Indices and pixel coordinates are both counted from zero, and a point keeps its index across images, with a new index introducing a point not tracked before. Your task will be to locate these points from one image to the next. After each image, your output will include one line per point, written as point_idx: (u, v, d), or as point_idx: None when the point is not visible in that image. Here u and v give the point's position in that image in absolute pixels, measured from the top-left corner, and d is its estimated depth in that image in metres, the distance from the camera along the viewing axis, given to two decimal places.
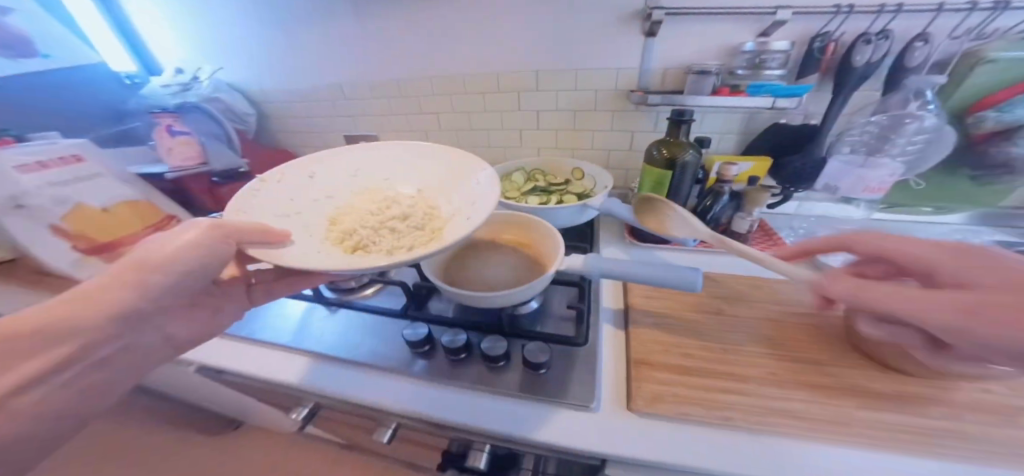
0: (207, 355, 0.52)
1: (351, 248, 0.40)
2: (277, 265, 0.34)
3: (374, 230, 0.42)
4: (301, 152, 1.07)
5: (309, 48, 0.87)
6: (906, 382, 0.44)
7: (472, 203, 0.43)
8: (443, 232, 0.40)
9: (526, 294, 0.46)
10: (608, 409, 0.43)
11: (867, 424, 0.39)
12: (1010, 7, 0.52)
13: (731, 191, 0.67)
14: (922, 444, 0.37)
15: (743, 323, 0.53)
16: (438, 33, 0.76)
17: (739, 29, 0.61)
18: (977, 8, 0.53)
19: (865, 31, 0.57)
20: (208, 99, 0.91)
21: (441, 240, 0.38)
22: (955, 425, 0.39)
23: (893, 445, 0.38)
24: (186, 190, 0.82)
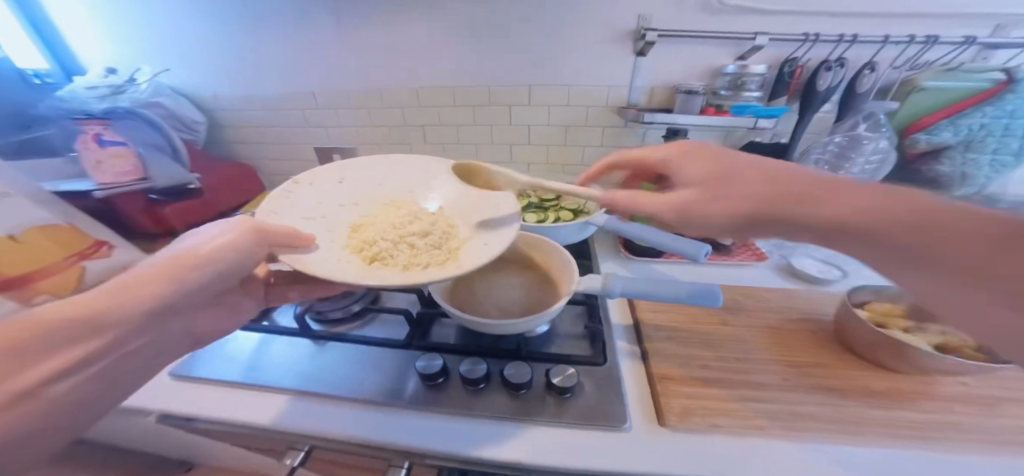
0: (167, 402, 0.43)
1: (372, 260, 0.37)
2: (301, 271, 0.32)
3: (394, 242, 0.38)
4: (262, 167, 0.97)
5: (281, 53, 0.80)
6: (897, 379, 0.48)
7: (499, 221, 0.39)
8: (462, 254, 0.37)
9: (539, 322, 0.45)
10: (641, 426, 0.42)
11: (878, 422, 0.42)
12: (938, 42, 0.62)
13: None
14: (925, 438, 0.40)
15: (748, 332, 0.55)
16: (427, 43, 0.74)
17: (720, 52, 0.66)
18: (913, 42, 0.62)
19: (826, 58, 0.64)
20: (146, 104, 0.78)
21: (457, 262, 0.35)
22: (946, 416, 0.43)
23: (907, 441, 0.40)
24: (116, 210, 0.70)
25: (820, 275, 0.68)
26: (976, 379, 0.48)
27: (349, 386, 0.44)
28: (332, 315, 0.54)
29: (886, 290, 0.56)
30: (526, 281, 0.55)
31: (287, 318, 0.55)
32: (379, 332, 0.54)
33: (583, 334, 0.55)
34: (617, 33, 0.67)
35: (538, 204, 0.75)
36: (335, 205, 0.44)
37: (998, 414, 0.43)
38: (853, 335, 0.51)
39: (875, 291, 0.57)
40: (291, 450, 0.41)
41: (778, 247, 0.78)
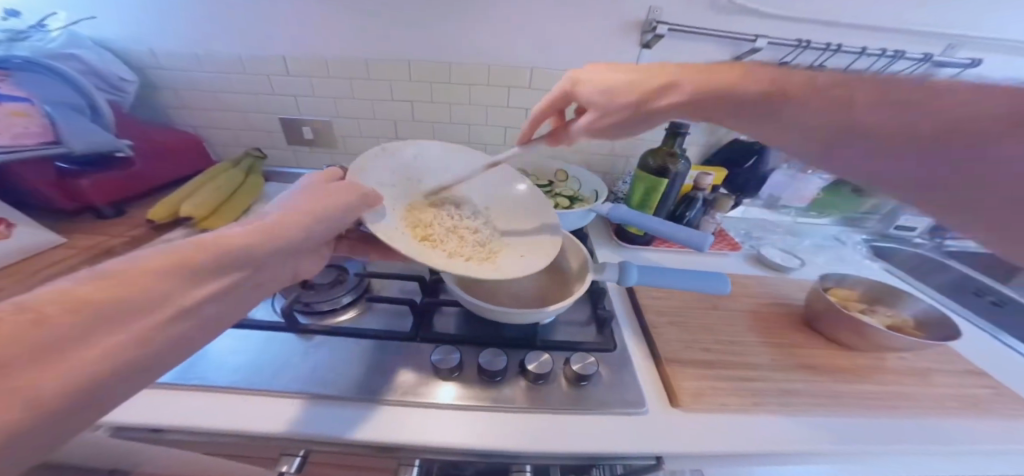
0: (112, 413, 0.35)
1: (425, 239, 0.43)
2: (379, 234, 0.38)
3: (447, 230, 0.46)
4: (212, 139, 0.84)
5: (247, 6, 0.69)
6: (860, 355, 0.53)
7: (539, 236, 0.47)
8: (500, 259, 0.44)
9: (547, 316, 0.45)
10: (656, 409, 0.42)
11: (850, 394, 0.46)
12: (903, 57, 0.70)
13: (704, 198, 0.73)
14: (882, 406, 0.45)
15: (737, 317, 0.57)
16: (424, 12, 0.68)
17: (719, 50, 0.70)
18: (883, 55, 0.69)
19: (811, 64, 0.71)
20: (55, 56, 0.63)
21: (496, 266, 0.42)
22: (899, 387, 0.49)
23: (873, 409, 0.45)
24: (15, 181, 0.56)
25: (784, 262, 0.73)
26: (915, 353, 0.55)
27: (349, 385, 0.39)
28: (322, 307, 0.48)
29: (847, 278, 0.61)
30: (537, 272, 0.57)
31: (264, 311, 0.48)
32: (374, 324, 0.48)
33: (590, 320, 0.54)
34: (626, 24, 0.68)
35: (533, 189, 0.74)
36: (399, 181, 0.48)
37: (934, 382, 0.50)
38: (819, 318, 0.56)
39: (838, 279, 0.61)
40: (284, 457, 0.36)
41: (749, 238, 0.85)
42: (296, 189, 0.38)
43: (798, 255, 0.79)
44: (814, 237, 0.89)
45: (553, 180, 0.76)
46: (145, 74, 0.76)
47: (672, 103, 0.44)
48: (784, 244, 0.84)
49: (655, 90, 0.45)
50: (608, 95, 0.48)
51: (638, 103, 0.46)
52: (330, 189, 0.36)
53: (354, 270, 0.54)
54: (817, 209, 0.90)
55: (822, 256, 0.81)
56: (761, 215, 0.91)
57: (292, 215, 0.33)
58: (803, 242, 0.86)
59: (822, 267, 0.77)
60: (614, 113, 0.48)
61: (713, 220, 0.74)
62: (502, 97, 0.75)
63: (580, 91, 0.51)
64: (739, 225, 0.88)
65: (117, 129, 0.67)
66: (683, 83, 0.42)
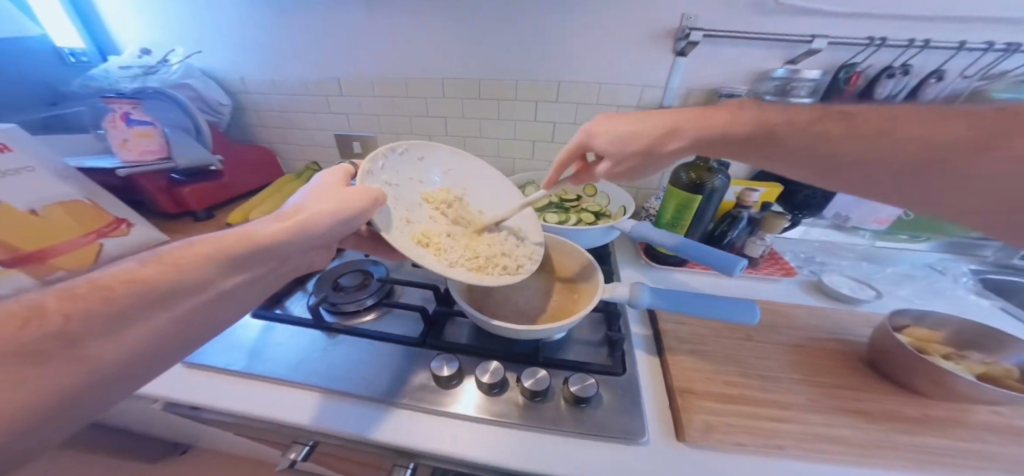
0: (171, 389, 0.42)
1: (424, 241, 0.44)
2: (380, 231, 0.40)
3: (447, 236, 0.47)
4: (283, 152, 0.97)
5: (312, 36, 0.79)
6: (934, 405, 0.44)
7: (533, 250, 0.51)
8: (491, 271, 0.46)
9: (545, 334, 0.45)
10: (658, 442, 0.39)
11: (910, 448, 0.38)
12: (1019, 51, 0.58)
13: (749, 216, 0.67)
14: (955, 469, 0.37)
15: (774, 349, 0.51)
16: (462, 35, 0.72)
17: (770, 55, 0.64)
18: (991, 50, 0.58)
19: (889, 64, 0.62)
20: (175, 85, 0.79)
21: (485, 277, 0.44)
22: (985, 448, 0.39)
23: (942, 472, 0.37)
24: (138, 188, 0.69)
25: (851, 293, 0.63)
26: (1020, 411, 0.44)
27: (358, 383, 0.43)
28: (348, 308, 0.54)
29: (929, 316, 0.50)
30: (543, 287, 0.56)
31: (300, 308, 0.55)
32: (390, 328, 0.52)
33: (602, 342, 0.52)
34: (658, 33, 0.65)
35: (559, 204, 0.74)
36: (406, 182, 0.49)
37: None
38: (886, 361, 0.47)
39: (917, 316, 0.51)
40: (295, 445, 0.41)
41: (809, 260, 0.75)
42: (315, 188, 0.41)
43: (871, 284, 0.67)
44: (898, 264, 0.75)
45: (581, 195, 0.76)
46: (237, 99, 0.91)
47: (680, 147, 0.45)
48: (853, 271, 0.72)
49: (663, 138, 0.46)
50: (620, 145, 0.48)
51: (648, 150, 0.47)
52: (354, 192, 0.38)
53: (378, 275, 0.60)
54: (906, 231, 0.78)
55: (906, 287, 0.68)
56: (827, 235, 0.81)
57: (316, 214, 0.36)
58: (882, 269, 0.73)
59: (904, 300, 0.64)
60: (626, 161, 0.49)
61: (761, 241, 0.67)
62: (530, 111, 0.77)
63: (595, 145, 0.50)
64: (797, 247, 0.79)
65: (214, 147, 0.82)
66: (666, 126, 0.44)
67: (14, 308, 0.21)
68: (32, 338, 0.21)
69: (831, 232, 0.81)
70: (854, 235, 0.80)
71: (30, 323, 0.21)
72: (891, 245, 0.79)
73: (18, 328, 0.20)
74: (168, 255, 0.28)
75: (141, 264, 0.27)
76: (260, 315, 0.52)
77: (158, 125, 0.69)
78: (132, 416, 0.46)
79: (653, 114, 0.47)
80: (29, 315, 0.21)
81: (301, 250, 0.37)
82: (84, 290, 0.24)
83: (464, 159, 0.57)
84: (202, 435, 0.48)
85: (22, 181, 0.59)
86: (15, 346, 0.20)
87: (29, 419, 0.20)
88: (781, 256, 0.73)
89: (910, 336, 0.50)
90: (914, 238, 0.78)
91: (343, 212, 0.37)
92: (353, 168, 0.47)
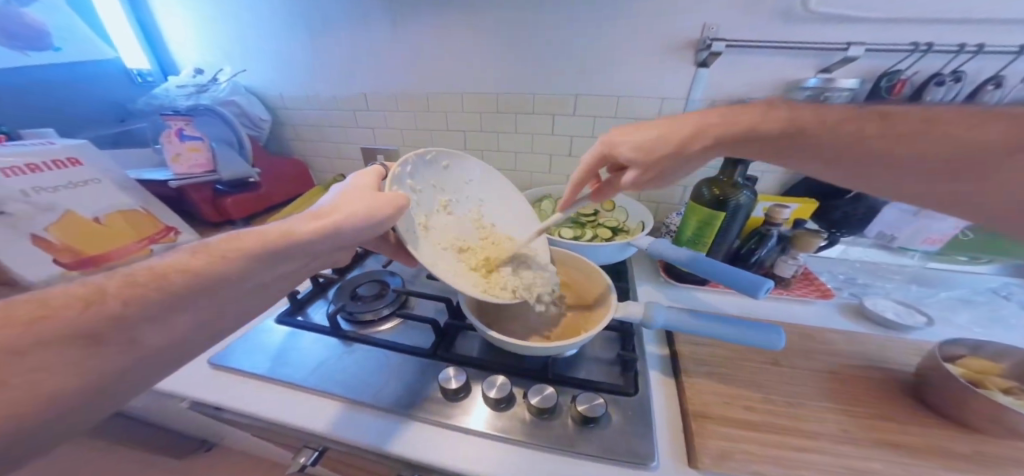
0: (200, 389, 0.45)
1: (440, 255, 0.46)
2: (399, 238, 0.41)
3: (462, 252, 0.48)
4: (314, 164, 1.03)
5: (340, 55, 0.84)
6: (999, 445, 0.39)
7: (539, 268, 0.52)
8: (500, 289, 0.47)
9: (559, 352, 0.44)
10: (669, 467, 0.37)
11: None
12: None
13: (779, 233, 0.63)
14: None
15: (807, 377, 0.47)
16: (481, 51, 0.74)
17: (800, 64, 0.61)
18: None
19: (938, 71, 0.57)
20: (223, 103, 0.87)
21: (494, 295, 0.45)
22: None
23: None
24: (186, 198, 0.75)
25: (898, 318, 0.57)
26: None
27: (368, 391, 0.44)
28: (365, 317, 0.56)
29: (987, 346, 0.45)
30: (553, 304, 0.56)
31: (320, 315, 0.58)
32: (403, 339, 0.54)
33: (615, 361, 0.51)
34: (677, 44, 0.64)
35: (576, 218, 0.74)
36: (428, 188, 0.49)
37: None
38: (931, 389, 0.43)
39: (974, 346, 0.45)
40: (306, 449, 0.42)
41: (848, 281, 0.70)
42: (345, 188, 0.42)
43: (922, 309, 0.61)
44: (956, 288, 0.67)
45: (598, 209, 0.75)
46: (275, 115, 0.98)
47: (709, 146, 0.42)
48: (901, 294, 0.66)
49: (691, 138, 0.43)
50: (649, 151, 0.44)
51: (676, 154, 0.44)
52: (381, 197, 0.39)
53: (394, 286, 0.62)
54: (965, 251, 0.70)
55: (965, 313, 0.61)
56: (869, 254, 0.75)
57: (348, 214, 0.37)
58: (936, 294, 0.66)
59: (962, 328, 0.58)
60: (655, 167, 0.45)
61: (793, 261, 0.63)
62: (547, 125, 0.78)
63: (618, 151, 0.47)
64: (834, 267, 0.74)
65: (254, 160, 0.87)
66: (685, 140, 0.42)
67: (80, 290, 0.24)
68: (90, 321, 0.23)
69: (874, 251, 0.75)
70: (902, 255, 0.74)
71: (91, 306, 0.23)
72: (945, 266, 0.72)
73: (82, 310, 0.23)
74: (214, 248, 0.30)
75: (190, 254, 0.29)
76: (284, 322, 0.55)
77: (207, 140, 0.77)
78: (168, 410, 0.50)
79: (673, 118, 0.44)
80: (91, 299, 0.24)
81: (323, 253, 0.38)
82: (141, 276, 0.26)
83: (491, 173, 0.57)
84: (226, 432, 0.51)
85: (88, 192, 0.66)
86: (75, 328, 0.22)
87: (78, 396, 0.22)
88: (816, 277, 0.68)
89: (966, 367, 0.44)
90: (974, 259, 0.71)
91: (373, 213, 0.38)
92: (385, 169, 0.48)
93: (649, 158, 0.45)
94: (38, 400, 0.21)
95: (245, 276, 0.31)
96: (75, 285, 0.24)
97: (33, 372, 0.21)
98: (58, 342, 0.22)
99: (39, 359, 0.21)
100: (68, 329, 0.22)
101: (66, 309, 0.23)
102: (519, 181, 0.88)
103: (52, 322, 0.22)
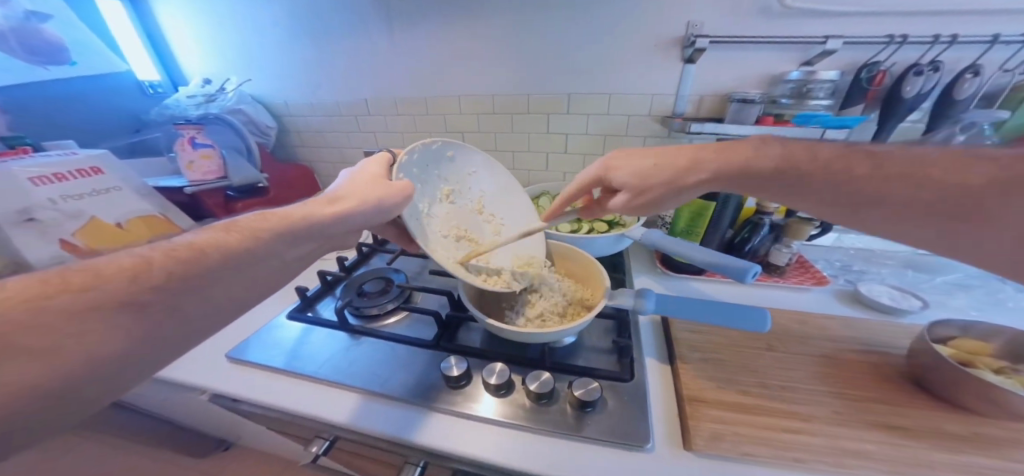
0: (215, 383, 0.48)
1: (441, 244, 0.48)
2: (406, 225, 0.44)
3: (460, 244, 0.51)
4: (318, 169, 1.06)
5: (342, 63, 0.87)
6: (982, 424, 0.40)
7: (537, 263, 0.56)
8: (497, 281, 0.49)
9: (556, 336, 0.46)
10: (661, 449, 0.40)
11: (947, 467, 0.36)
12: None
13: (771, 222, 0.65)
14: None
15: (797, 360, 0.49)
16: (477, 51, 0.76)
17: (786, 57, 0.63)
18: None
19: (916, 61, 0.59)
20: (231, 111, 0.90)
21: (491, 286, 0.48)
22: None
23: None
24: (200, 205, 0.78)
25: (893, 303, 0.58)
26: None
27: (376, 381, 0.47)
28: (369, 311, 0.59)
29: (977, 325, 0.46)
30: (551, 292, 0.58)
31: (328, 311, 0.61)
32: (408, 332, 0.56)
33: (611, 349, 0.53)
34: (665, 42, 0.66)
35: (573, 214, 0.76)
36: (432, 179, 0.52)
37: None
38: (927, 373, 0.44)
39: (963, 326, 0.47)
40: (319, 438, 0.45)
41: (843, 269, 0.71)
42: (350, 177, 0.45)
43: (917, 294, 0.62)
44: (949, 273, 0.68)
45: None
46: (280, 121, 1.01)
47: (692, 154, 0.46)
48: (895, 280, 0.67)
49: (686, 169, 0.43)
50: (641, 177, 0.45)
51: (674, 182, 0.44)
52: (381, 185, 0.42)
53: (398, 282, 0.65)
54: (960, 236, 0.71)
55: (958, 297, 0.62)
56: (864, 242, 0.76)
57: (351, 201, 0.39)
58: (930, 279, 0.67)
59: (957, 312, 0.59)
60: (650, 193, 0.46)
61: (787, 249, 0.64)
62: (542, 123, 0.80)
63: (613, 177, 0.48)
64: (829, 255, 0.75)
65: (262, 165, 0.91)
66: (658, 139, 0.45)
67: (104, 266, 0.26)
68: (132, 289, 0.26)
69: (868, 238, 0.76)
70: (895, 243, 0.75)
71: (135, 277, 0.26)
72: (939, 252, 0.73)
73: (125, 279, 0.26)
74: (246, 227, 0.33)
75: (220, 232, 0.32)
76: (294, 317, 0.58)
77: (218, 148, 0.80)
78: (186, 403, 0.52)
79: (669, 147, 0.46)
80: (139, 269, 0.26)
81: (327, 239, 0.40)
82: (180, 249, 0.29)
83: (493, 168, 0.59)
84: (239, 429, 0.54)
85: (109, 199, 0.69)
86: (121, 295, 0.25)
87: None
88: (810, 264, 0.70)
89: (958, 348, 0.45)
90: None
91: (381, 200, 0.40)
92: (391, 157, 0.51)
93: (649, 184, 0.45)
94: (89, 363, 0.23)
95: (268, 256, 0.33)
96: (125, 257, 0.27)
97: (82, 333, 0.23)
98: (106, 308, 0.24)
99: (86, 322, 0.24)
100: (116, 296, 0.25)
101: (111, 279, 0.26)
102: (517, 179, 0.90)
103: (99, 289, 0.25)
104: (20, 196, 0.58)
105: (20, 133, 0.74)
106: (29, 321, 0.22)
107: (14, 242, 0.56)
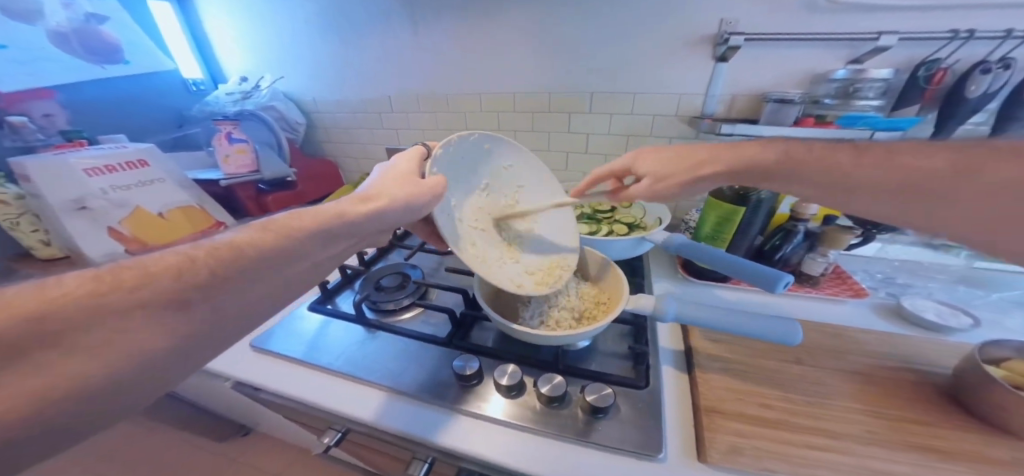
0: (239, 370, 0.50)
1: (471, 235, 0.48)
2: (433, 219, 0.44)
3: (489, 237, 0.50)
4: (342, 164, 1.10)
5: (368, 61, 0.89)
6: None
7: (568, 266, 0.52)
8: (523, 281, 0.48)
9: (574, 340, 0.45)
10: (675, 458, 0.38)
11: None
12: None
13: (807, 229, 0.61)
14: None
15: (831, 376, 0.45)
16: (499, 49, 0.76)
17: (830, 55, 0.59)
18: None
19: (983, 58, 0.53)
20: (264, 107, 0.94)
21: (518, 285, 0.47)
22: None
23: None
24: (233, 196, 0.83)
25: (940, 319, 0.53)
26: None
27: (388, 375, 0.48)
28: (386, 306, 0.60)
29: None
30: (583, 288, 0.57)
31: (347, 304, 0.63)
32: (422, 328, 0.57)
33: (626, 355, 0.52)
34: (696, 39, 0.63)
35: (592, 214, 0.74)
36: (466, 172, 0.50)
37: None
38: (971, 395, 0.40)
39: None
40: (330, 430, 0.46)
41: (885, 282, 0.66)
42: (384, 175, 0.46)
43: (969, 310, 0.57)
44: (1010, 289, 0.62)
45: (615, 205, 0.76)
46: (309, 118, 1.05)
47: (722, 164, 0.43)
48: (945, 295, 0.61)
49: (703, 161, 0.45)
50: (664, 164, 0.48)
51: (691, 176, 0.45)
52: (405, 184, 0.42)
53: (415, 278, 0.66)
54: None
55: (1020, 316, 0.56)
56: (910, 253, 0.71)
57: (373, 202, 0.40)
58: (987, 295, 0.61)
59: (1014, 331, 0.53)
60: (669, 180, 0.47)
61: (822, 258, 0.61)
62: (563, 122, 0.79)
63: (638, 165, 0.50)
64: (870, 266, 0.70)
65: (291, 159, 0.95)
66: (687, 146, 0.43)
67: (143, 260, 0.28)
68: (182, 284, 0.25)
69: (917, 250, 0.70)
70: (948, 254, 0.68)
71: (184, 272, 0.26)
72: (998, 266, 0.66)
73: (175, 275, 0.26)
74: (280, 225, 0.34)
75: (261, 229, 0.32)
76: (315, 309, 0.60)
77: (251, 142, 0.84)
78: (212, 388, 0.55)
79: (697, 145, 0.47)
80: (184, 263, 0.26)
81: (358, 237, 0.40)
82: (224, 251, 0.29)
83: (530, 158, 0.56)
84: (259, 416, 0.56)
85: (153, 189, 0.74)
86: (173, 290, 0.25)
87: None
88: (848, 275, 0.66)
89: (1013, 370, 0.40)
90: None
91: (411, 197, 0.40)
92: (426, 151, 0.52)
93: (680, 173, 0.46)
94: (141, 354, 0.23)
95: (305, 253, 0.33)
96: (170, 255, 0.27)
97: (136, 325, 0.23)
98: (157, 304, 0.24)
99: (137, 317, 0.23)
100: (163, 292, 0.25)
101: (158, 274, 0.25)
102: None
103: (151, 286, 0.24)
104: (76, 184, 0.64)
105: (78, 127, 0.81)
106: (86, 316, 0.22)
107: (73, 227, 0.63)
